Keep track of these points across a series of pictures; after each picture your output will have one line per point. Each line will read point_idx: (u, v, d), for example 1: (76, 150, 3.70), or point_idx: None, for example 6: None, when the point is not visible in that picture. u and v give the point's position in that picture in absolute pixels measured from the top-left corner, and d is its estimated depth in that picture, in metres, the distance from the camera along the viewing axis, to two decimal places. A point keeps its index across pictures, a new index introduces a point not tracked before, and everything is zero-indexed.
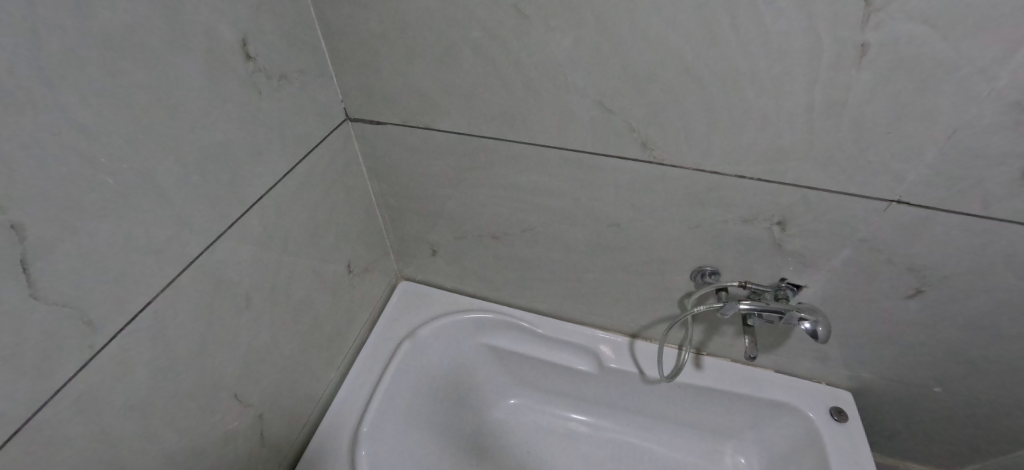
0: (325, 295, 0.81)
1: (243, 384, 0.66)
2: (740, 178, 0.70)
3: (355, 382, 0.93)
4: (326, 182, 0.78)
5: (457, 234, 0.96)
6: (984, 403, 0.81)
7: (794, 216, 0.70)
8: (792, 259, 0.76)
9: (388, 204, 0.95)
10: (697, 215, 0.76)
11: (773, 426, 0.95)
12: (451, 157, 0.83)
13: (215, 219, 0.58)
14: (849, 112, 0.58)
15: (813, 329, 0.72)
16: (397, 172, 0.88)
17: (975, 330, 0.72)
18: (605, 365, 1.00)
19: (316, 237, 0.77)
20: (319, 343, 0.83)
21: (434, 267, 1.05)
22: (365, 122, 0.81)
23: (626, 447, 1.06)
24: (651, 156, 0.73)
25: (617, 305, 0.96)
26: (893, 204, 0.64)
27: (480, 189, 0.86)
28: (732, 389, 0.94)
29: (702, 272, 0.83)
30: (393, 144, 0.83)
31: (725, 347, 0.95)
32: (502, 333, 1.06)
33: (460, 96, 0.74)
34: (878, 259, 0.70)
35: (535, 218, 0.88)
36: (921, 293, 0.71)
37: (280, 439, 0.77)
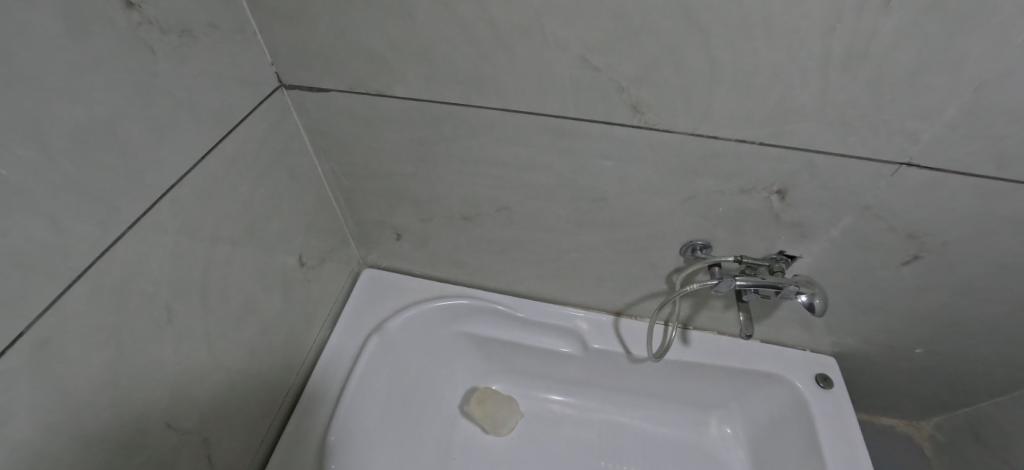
0: (273, 294, 0.76)
1: (175, 412, 0.60)
2: (741, 143, 0.61)
3: (321, 379, 0.94)
4: (260, 167, 0.67)
5: (424, 217, 0.89)
6: (940, 334, 0.91)
7: (795, 184, 0.65)
8: (787, 229, 0.73)
9: (343, 185, 0.86)
10: (690, 185, 0.68)
11: (763, 395, 1.06)
12: (409, 129, 0.71)
13: (110, 218, 0.46)
14: (870, 62, 0.50)
15: (810, 302, 0.73)
16: (347, 147, 0.78)
17: (940, 283, 0.79)
18: (590, 345, 1.05)
19: (255, 231, 0.69)
20: (276, 343, 0.80)
21: (400, 251, 1.02)
22: (306, 89, 0.69)
23: (602, 406, 1.17)
24: (640, 121, 0.61)
25: (601, 283, 0.95)
26: (902, 166, 0.60)
27: (445, 165, 0.76)
28: (719, 361, 1.04)
29: (694, 246, 0.79)
30: (339, 117, 0.72)
31: (710, 321, 1.04)
32: (477, 318, 1.09)
33: (416, 55, 0.60)
34: (883, 225, 0.69)
35: (508, 196, 0.79)
36: (919, 258, 0.74)
37: (233, 460, 0.75)
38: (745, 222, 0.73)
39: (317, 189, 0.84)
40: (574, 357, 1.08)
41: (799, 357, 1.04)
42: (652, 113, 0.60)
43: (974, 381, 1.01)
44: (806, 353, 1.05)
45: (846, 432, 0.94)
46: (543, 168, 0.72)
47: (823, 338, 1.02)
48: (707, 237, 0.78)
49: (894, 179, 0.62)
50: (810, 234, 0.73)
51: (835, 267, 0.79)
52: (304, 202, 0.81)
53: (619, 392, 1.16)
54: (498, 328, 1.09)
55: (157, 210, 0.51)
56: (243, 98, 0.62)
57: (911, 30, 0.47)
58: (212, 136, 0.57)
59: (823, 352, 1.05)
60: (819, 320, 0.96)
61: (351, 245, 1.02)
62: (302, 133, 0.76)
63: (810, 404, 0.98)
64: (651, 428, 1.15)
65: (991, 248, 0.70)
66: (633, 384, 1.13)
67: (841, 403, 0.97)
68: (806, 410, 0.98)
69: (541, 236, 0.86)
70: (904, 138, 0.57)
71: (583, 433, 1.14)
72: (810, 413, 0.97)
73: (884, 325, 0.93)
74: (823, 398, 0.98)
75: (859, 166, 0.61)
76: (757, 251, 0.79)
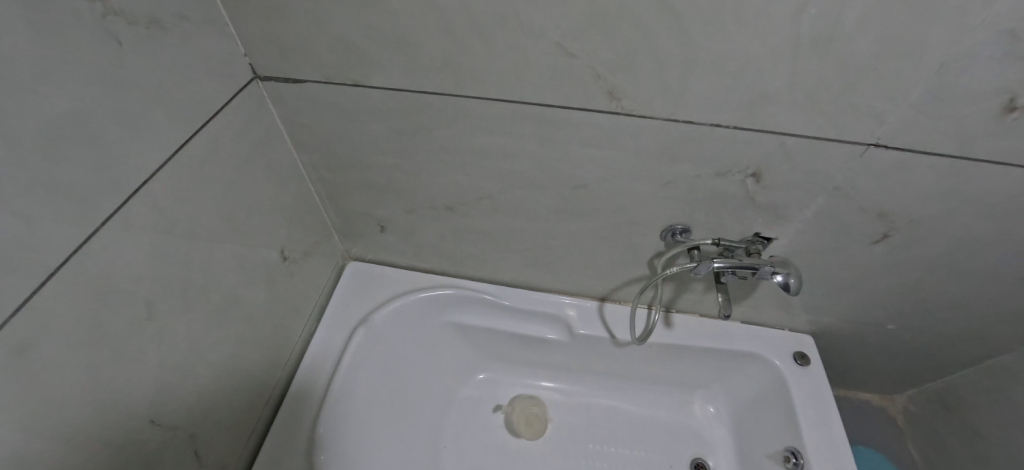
0: (256, 289, 0.76)
1: (160, 409, 0.59)
2: (716, 127, 0.62)
3: (310, 372, 0.94)
4: (238, 160, 0.66)
5: (407, 208, 0.89)
6: (910, 310, 0.95)
7: (769, 167, 0.67)
8: (763, 211, 0.75)
9: (324, 178, 0.86)
10: (668, 171, 0.70)
11: (744, 374, 1.09)
12: (388, 120, 0.71)
13: (84, 213, 0.46)
14: (837, 46, 0.51)
15: (785, 282, 0.75)
16: (326, 139, 0.77)
17: (909, 260, 0.81)
18: (575, 330, 1.06)
19: (235, 225, 0.68)
20: (261, 338, 0.80)
21: (384, 242, 1.02)
22: (281, 80, 0.68)
23: (589, 391, 1.19)
24: (618, 107, 0.62)
25: (585, 269, 0.96)
26: (870, 147, 0.62)
27: (426, 155, 0.76)
28: (701, 343, 1.06)
29: (673, 231, 0.81)
30: (318, 109, 0.72)
31: (692, 304, 1.06)
32: (465, 308, 1.09)
33: (393, 44, 0.60)
34: (854, 206, 0.72)
35: (490, 186, 0.79)
36: (889, 237, 0.77)
37: (221, 455, 0.75)
38: (722, 206, 0.75)
39: (297, 182, 0.83)
40: (560, 343, 1.10)
41: (778, 336, 1.07)
42: (629, 99, 0.61)
43: (943, 354, 1.05)
44: (785, 332, 1.08)
45: (823, 406, 0.97)
46: (524, 156, 0.72)
47: (800, 318, 1.05)
48: (686, 221, 0.79)
49: (863, 160, 0.64)
50: (785, 216, 0.76)
51: (809, 248, 0.82)
52: (285, 195, 0.80)
53: (605, 376, 1.18)
54: (485, 317, 1.10)
55: (132, 205, 0.51)
56: (217, 90, 0.61)
57: (875, 14, 0.48)
58: (186, 129, 0.56)
59: (801, 331, 1.08)
60: (796, 300, 0.99)
61: (334, 238, 1.01)
62: (280, 125, 0.75)
63: (788, 381, 1.01)
64: (637, 411, 1.17)
65: (956, 225, 0.73)
66: (618, 367, 1.15)
67: (818, 379, 1.01)
68: (785, 387, 1.01)
69: (524, 224, 0.87)
70: (872, 120, 0.58)
71: (572, 418, 1.16)
72: (788, 390, 1.00)
73: (859, 303, 0.96)
74: (801, 375, 1.01)
75: (830, 148, 0.63)
76: (734, 234, 0.81)
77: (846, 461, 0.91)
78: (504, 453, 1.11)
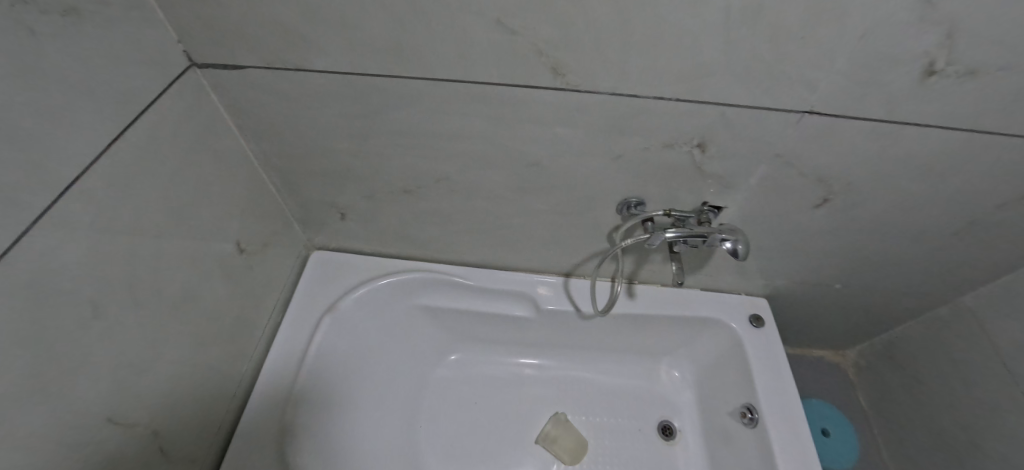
0: (213, 282, 0.75)
1: (118, 406, 0.59)
2: (659, 100, 0.64)
3: (277, 363, 0.93)
4: (181, 151, 0.65)
5: (365, 194, 0.89)
6: (855, 269, 1.00)
7: (713, 137, 0.69)
8: (712, 181, 0.78)
9: (276, 167, 0.84)
10: (618, 145, 0.71)
11: (705, 339, 1.14)
12: (338, 104, 0.70)
13: (14, 211, 0.45)
14: (766, 17, 0.53)
15: (733, 248, 0.79)
16: (274, 126, 0.76)
17: (848, 221, 0.86)
18: (542, 306, 1.09)
19: (184, 218, 0.67)
20: (223, 331, 0.79)
21: (345, 229, 1.01)
22: (220, 66, 0.66)
23: (560, 365, 1.22)
24: (563, 83, 0.63)
25: (547, 246, 0.98)
26: (805, 114, 0.65)
27: (379, 138, 0.75)
28: (663, 311, 1.10)
29: (628, 204, 0.83)
30: (262, 95, 0.70)
31: (653, 274, 1.09)
32: (433, 291, 1.10)
33: (332, 26, 0.59)
34: (794, 171, 0.75)
35: (447, 167, 0.80)
36: (829, 200, 0.81)
37: (190, 450, 0.75)
38: (672, 177, 0.77)
39: (249, 171, 0.82)
40: (528, 319, 1.12)
41: (735, 301, 1.12)
42: (574, 75, 0.61)
43: (886, 308, 1.12)
44: (741, 296, 1.13)
45: (776, 364, 1.03)
46: (476, 135, 0.72)
47: (755, 282, 1.09)
48: (639, 194, 0.82)
49: (797, 127, 0.67)
50: (732, 185, 0.78)
51: (757, 214, 0.85)
52: (236, 186, 0.78)
53: (575, 349, 1.21)
54: (454, 299, 1.11)
55: (67, 201, 0.50)
56: (150, 79, 0.59)
57: None
58: (119, 120, 0.54)
59: (756, 294, 1.13)
60: (750, 265, 1.03)
61: (294, 228, 1.00)
62: (223, 113, 0.73)
63: (745, 343, 1.06)
64: (607, 381, 1.21)
65: (888, 186, 0.78)
66: (587, 340, 1.18)
67: (772, 339, 1.06)
68: (742, 348, 1.06)
69: (484, 204, 0.88)
70: (802, 87, 0.61)
71: (545, 391, 1.20)
72: (745, 350, 1.05)
73: (808, 265, 1.01)
74: (756, 336, 1.07)
75: (768, 116, 0.65)
76: (686, 204, 0.83)
77: (797, 413, 0.97)
78: (480, 430, 1.13)
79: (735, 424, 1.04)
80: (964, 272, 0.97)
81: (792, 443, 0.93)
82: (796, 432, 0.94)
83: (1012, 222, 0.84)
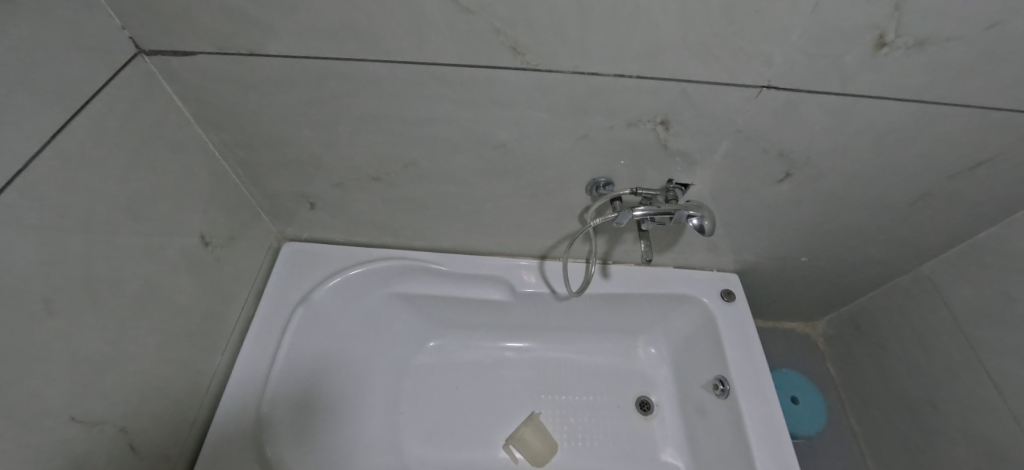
0: (177, 276, 0.73)
1: (78, 403, 0.58)
2: (620, 78, 0.65)
3: (250, 356, 0.91)
4: (132, 142, 0.63)
5: (333, 183, 0.87)
6: (820, 242, 1.03)
7: (675, 114, 0.70)
8: (678, 158, 0.79)
9: (239, 157, 0.83)
10: (583, 124, 0.72)
11: (679, 315, 1.16)
12: (299, 89, 0.69)
13: None
14: None
15: (700, 224, 0.80)
16: (233, 115, 0.74)
17: (810, 195, 0.88)
18: (519, 289, 1.09)
19: (140, 211, 0.65)
20: (191, 326, 0.78)
21: (316, 220, 0.99)
22: (169, 53, 0.65)
23: (538, 347, 1.24)
24: (523, 62, 0.63)
25: (521, 229, 0.99)
26: (762, 89, 0.66)
27: (343, 124, 0.74)
28: (637, 289, 1.12)
29: (597, 184, 0.84)
30: (218, 82, 0.69)
31: (626, 254, 1.10)
32: (408, 278, 1.10)
33: (283, 8, 0.58)
34: (756, 147, 0.77)
35: (414, 152, 0.79)
36: (791, 175, 0.83)
37: (161, 445, 0.74)
38: (638, 156, 0.78)
39: (210, 162, 0.80)
40: (505, 303, 1.13)
41: (707, 277, 1.14)
42: (532, 54, 0.62)
43: (851, 279, 1.16)
44: (713, 272, 1.15)
45: (746, 336, 1.06)
46: (441, 119, 0.72)
47: (727, 258, 1.11)
48: (608, 174, 0.82)
49: (757, 102, 0.68)
50: (697, 162, 0.80)
51: (723, 191, 0.87)
52: (197, 177, 0.77)
53: (553, 331, 1.23)
54: (430, 285, 1.11)
55: (8, 192, 0.49)
56: (93, 68, 0.58)
57: None
58: (60, 110, 0.53)
59: (728, 270, 1.16)
60: (721, 241, 1.04)
61: (263, 220, 0.98)
62: (177, 102, 0.71)
63: (717, 317, 1.09)
64: (585, 360, 1.23)
65: (846, 159, 0.80)
66: (564, 321, 1.20)
67: (742, 312, 1.09)
68: (714, 322, 1.09)
69: (454, 189, 0.87)
70: (759, 62, 0.63)
71: (524, 373, 1.21)
72: (717, 324, 1.08)
73: (775, 239, 1.03)
74: (727, 310, 1.09)
75: (726, 92, 0.67)
76: (653, 182, 0.84)
77: (766, 382, 1.00)
78: (460, 413, 1.14)
79: (708, 396, 1.07)
80: (922, 241, 1.00)
81: (762, 411, 0.96)
82: (764, 400, 0.98)
83: (965, 191, 0.87)
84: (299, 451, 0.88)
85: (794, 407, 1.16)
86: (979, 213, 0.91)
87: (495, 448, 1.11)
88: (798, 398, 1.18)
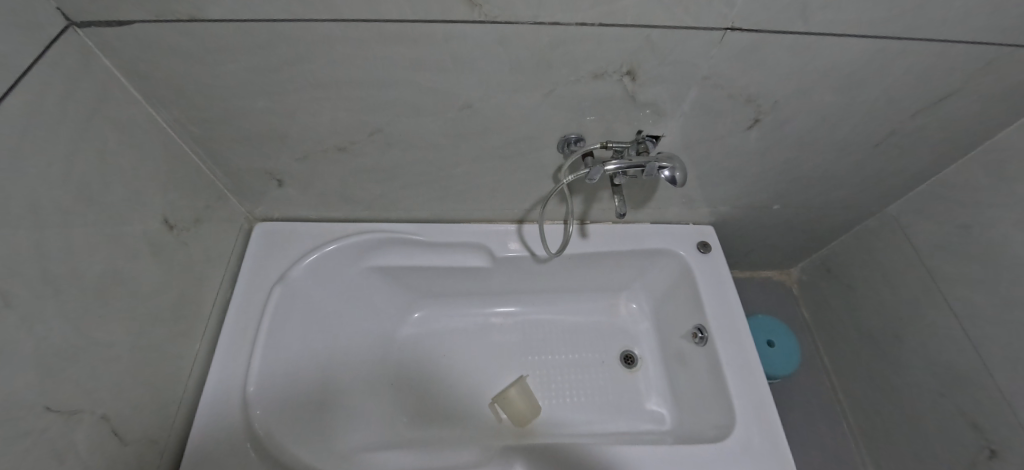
0: (143, 260, 0.72)
1: (52, 393, 0.58)
2: (582, 26, 0.64)
3: (231, 339, 0.90)
4: (76, 123, 0.60)
5: (298, 156, 0.85)
6: (791, 188, 1.05)
7: (641, 63, 0.70)
8: (647, 110, 0.78)
9: (196, 134, 0.79)
10: (548, 78, 0.71)
11: (659, 270, 1.18)
12: (252, 56, 0.66)
13: None
14: None
15: (671, 176, 0.79)
16: (185, 89, 0.71)
17: (779, 141, 0.89)
18: (496, 255, 1.09)
19: (93, 196, 0.63)
20: (165, 310, 0.77)
21: (286, 196, 0.97)
22: (104, 24, 0.61)
23: (522, 310, 1.26)
24: (482, 15, 0.62)
25: (496, 193, 0.98)
26: (726, 31, 0.66)
27: (301, 92, 0.72)
28: (615, 247, 1.12)
29: (568, 141, 0.83)
30: (163, 54, 0.66)
31: (603, 212, 1.11)
32: (386, 252, 1.09)
33: None
34: (723, 93, 0.77)
35: (379, 118, 0.77)
36: (759, 121, 0.83)
37: (148, 430, 0.74)
38: (607, 110, 0.78)
39: (165, 141, 0.77)
40: (486, 269, 1.12)
41: (683, 230, 1.16)
42: (490, 5, 0.60)
43: (823, 223, 1.19)
44: (689, 225, 1.16)
45: (723, 285, 1.08)
46: (403, 82, 0.70)
47: (701, 211, 1.12)
48: (578, 130, 0.81)
49: (721, 46, 0.68)
50: (665, 112, 0.79)
51: (693, 142, 0.87)
52: (154, 158, 0.74)
53: (536, 293, 1.24)
54: (408, 257, 1.09)
55: None
56: (23, 45, 0.54)
57: None
58: None
59: (703, 222, 1.17)
60: (695, 194, 1.05)
61: (231, 200, 0.95)
62: (120, 78, 0.68)
63: (694, 269, 1.10)
64: (568, 319, 1.26)
65: (812, 102, 0.80)
66: (546, 283, 1.21)
67: (718, 262, 1.11)
68: (692, 274, 1.11)
69: (423, 155, 0.86)
70: (720, 3, 0.62)
71: (509, 337, 1.23)
72: (695, 276, 1.10)
73: (748, 189, 1.04)
74: (704, 261, 1.11)
75: (690, 36, 0.66)
76: (624, 135, 0.84)
77: (742, 328, 1.03)
78: (448, 380, 1.16)
79: (688, 345, 1.10)
80: (888, 181, 1.03)
81: (739, 355, 1.00)
82: (740, 345, 1.01)
83: (927, 128, 0.89)
84: (290, 425, 0.88)
85: (770, 350, 1.20)
86: (940, 149, 0.94)
87: (485, 409, 1.13)
88: (773, 342, 1.22)
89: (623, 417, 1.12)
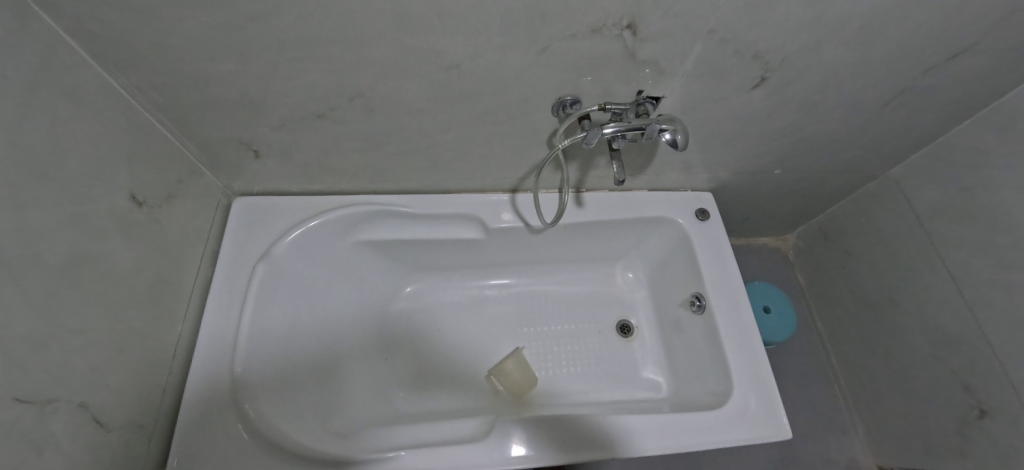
0: (111, 239, 0.67)
1: (21, 383, 0.54)
2: None
3: (214, 319, 0.86)
4: (18, 89, 0.54)
5: (275, 124, 0.79)
6: (795, 151, 1.01)
7: (643, 15, 0.64)
8: (647, 69, 0.73)
9: (161, 102, 0.73)
10: (542, 34, 0.65)
11: (656, 238, 1.15)
12: (214, 11, 0.60)
13: None
14: None
15: (673, 139, 0.76)
16: (142, 50, 0.64)
17: (784, 101, 0.85)
18: (490, 226, 1.05)
19: (47, 171, 0.57)
20: (142, 291, 0.73)
21: (264, 168, 0.91)
22: None
23: (517, 281, 1.23)
24: None
25: (488, 161, 0.93)
26: None
27: (272, 52, 0.66)
28: (612, 215, 1.09)
29: (563, 103, 0.78)
30: (113, 10, 0.59)
31: (599, 180, 1.06)
32: (375, 225, 1.04)
33: None
34: (730, 49, 0.71)
35: (359, 81, 0.71)
36: (765, 80, 0.79)
37: (133, 415, 0.71)
38: (605, 68, 0.72)
39: (126, 110, 0.71)
40: (478, 241, 1.09)
41: (681, 196, 1.12)
42: None
43: (825, 187, 1.15)
44: (687, 192, 1.12)
45: (721, 252, 1.05)
46: (383, 39, 0.64)
47: (700, 177, 1.08)
48: (574, 91, 0.76)
49: None
50: (667, 70, 0.74)
51: (695, 103, 0.82)
52: (115, 129, 0.68)
53: (531, 264, 1.21)
54: (398, 230, 1.05)
55: None
56: None
57: None
58: None
59: (701, 188, 1.13)
60: (694, 159, 1.01)
61: (206, 173, 0.90)
62: (68, 39, 0.62)
63: (692, 237, 1.07)
64: (564, 290, 1.23)
65: (823, 57, 0.76)
66: (541, 254, 1.17)
67: (716, 230, 1.08)
68: (690, 242, 1.08)
69: (409, 122, 0.80)
70: None
71: (506, 309, 1.20)
72: (694, 243, 1.07)
73: (750, 152, 1.00)
74: (703, 229, 1.08)
75: None
76: (622, 97, 0.79)
77: (740, 295, 1.01)
78: (444, 353, 1.14)
79: (685, 314, 1.08)
80: (894, 142, 0.99)
81: (738, 323, 0.98)
82: (739, 313, 0.99)
83: (940, 85, 0.84)
84: (281, 403, 0.86)
85: (767, 316, 1.19)
86: (952, 107, 0.90)
87: (481, 381, 1.11)
88: (770, 308, 1.21)
89: (620, 385, 1.12)
